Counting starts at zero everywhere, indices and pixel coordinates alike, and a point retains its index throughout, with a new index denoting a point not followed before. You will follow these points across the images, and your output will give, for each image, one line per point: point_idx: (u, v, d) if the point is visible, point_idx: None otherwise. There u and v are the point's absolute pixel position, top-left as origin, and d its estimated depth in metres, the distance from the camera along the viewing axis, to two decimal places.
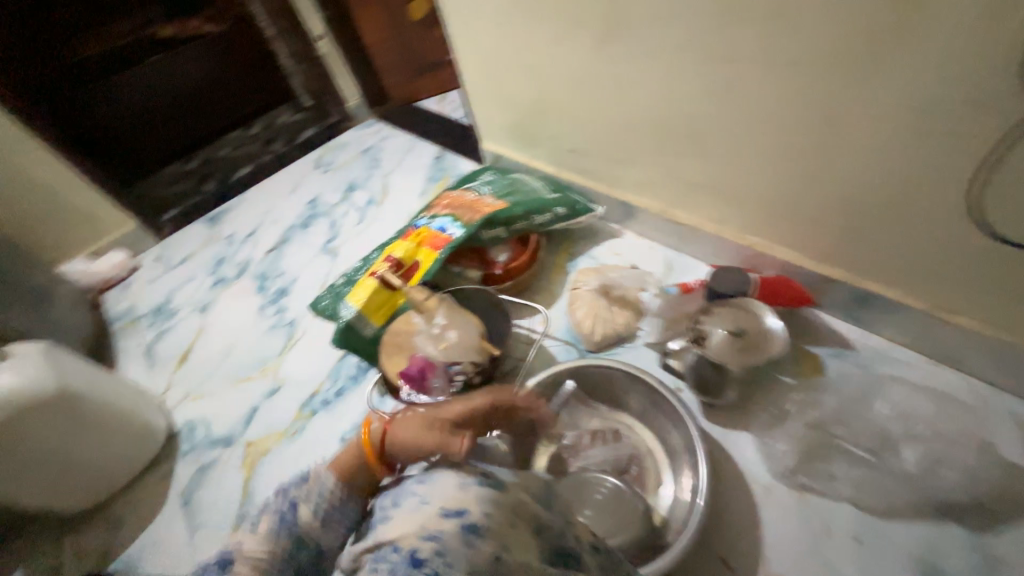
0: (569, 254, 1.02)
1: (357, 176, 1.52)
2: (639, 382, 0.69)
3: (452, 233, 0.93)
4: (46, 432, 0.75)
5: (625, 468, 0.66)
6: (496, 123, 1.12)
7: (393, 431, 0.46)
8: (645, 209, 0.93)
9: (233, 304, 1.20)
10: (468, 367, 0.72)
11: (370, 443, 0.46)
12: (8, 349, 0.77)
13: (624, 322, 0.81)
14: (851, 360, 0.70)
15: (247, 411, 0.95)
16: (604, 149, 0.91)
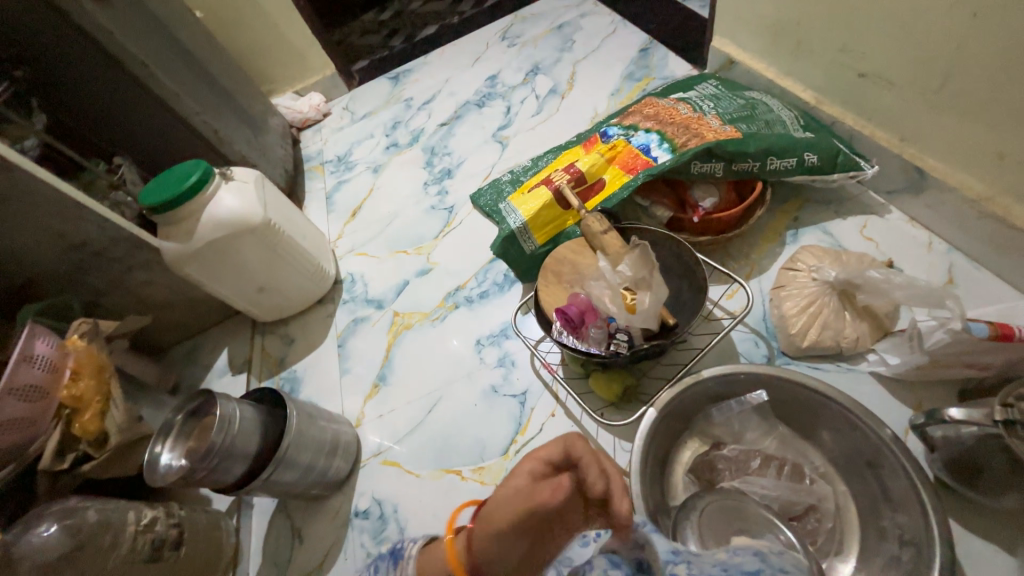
0: (792, 218, 0.77)
1: (544, 56, 1.33)
2: (859, 425, 0.52)
3: (656, 157, 0.75)
4: (253, 252, 0.85)
5: (797, 515, 0.52)
6: (750, 14, 0.83)
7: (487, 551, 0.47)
8: (950, 186, 0.63)
9: (402, 174, 1.22)
10: (636, 331, 0.61)
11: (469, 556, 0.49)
12: (231, 171, 0.86)
13: (854, 337, 0.60)
14: None
15: (400, 283, 0.99)
16: (930, 84, 0.60)
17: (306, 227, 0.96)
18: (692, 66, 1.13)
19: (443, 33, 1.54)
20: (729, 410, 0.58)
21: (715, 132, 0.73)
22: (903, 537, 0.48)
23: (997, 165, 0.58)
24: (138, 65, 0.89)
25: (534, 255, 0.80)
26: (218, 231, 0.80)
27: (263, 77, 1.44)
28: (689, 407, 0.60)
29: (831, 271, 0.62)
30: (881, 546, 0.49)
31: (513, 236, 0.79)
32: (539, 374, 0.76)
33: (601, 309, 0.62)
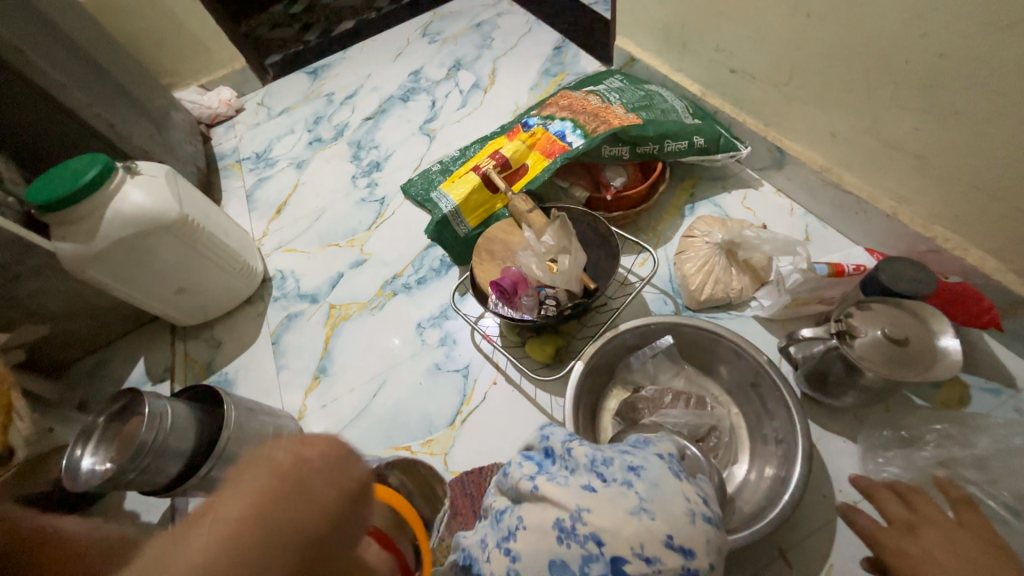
0: (689, 194, 0.89)
1: (465, 52, 1.37)
2: (743, 357, 0.63)
3: (571, 142, 0.83)
4: (168, 250, 0.80)
5: (702, 436, 0.62)
6: (643, 17, 0.94)
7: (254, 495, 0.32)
8: (802, 161, 0.78)
9: (328, 168, 1.20)
10: (561, 294, 0.68)
11: None
12: (137, 165, 0.80)
13: (739, 288, 0.72)
14: (1009, 403, 0.59)
15: (333, 276, 0.98)
16: (781, 77, 0.74)
17: (228, 224, 0.92)
18: (602, 63, 1.23)
19: (361, 28, 1.53)
20: (644, 356, 0.68)
21: (619, 119, 0.83)
22: (777, 439, 0.59)
23: (831, 141, 0.72)
24: (12, 52, 0.80)
25: (467, 237, 0.85)
26: (126, 229, 0.75)
27: (162, 69, 1.33)
28: (612, 357, 0.68)
29: (718, 234, 0.73)
30: (763, 450, 0.60)
31: (445, 220, 0.83)
32: (479, 348, 0.81)
33: (531, 278, 0.69)
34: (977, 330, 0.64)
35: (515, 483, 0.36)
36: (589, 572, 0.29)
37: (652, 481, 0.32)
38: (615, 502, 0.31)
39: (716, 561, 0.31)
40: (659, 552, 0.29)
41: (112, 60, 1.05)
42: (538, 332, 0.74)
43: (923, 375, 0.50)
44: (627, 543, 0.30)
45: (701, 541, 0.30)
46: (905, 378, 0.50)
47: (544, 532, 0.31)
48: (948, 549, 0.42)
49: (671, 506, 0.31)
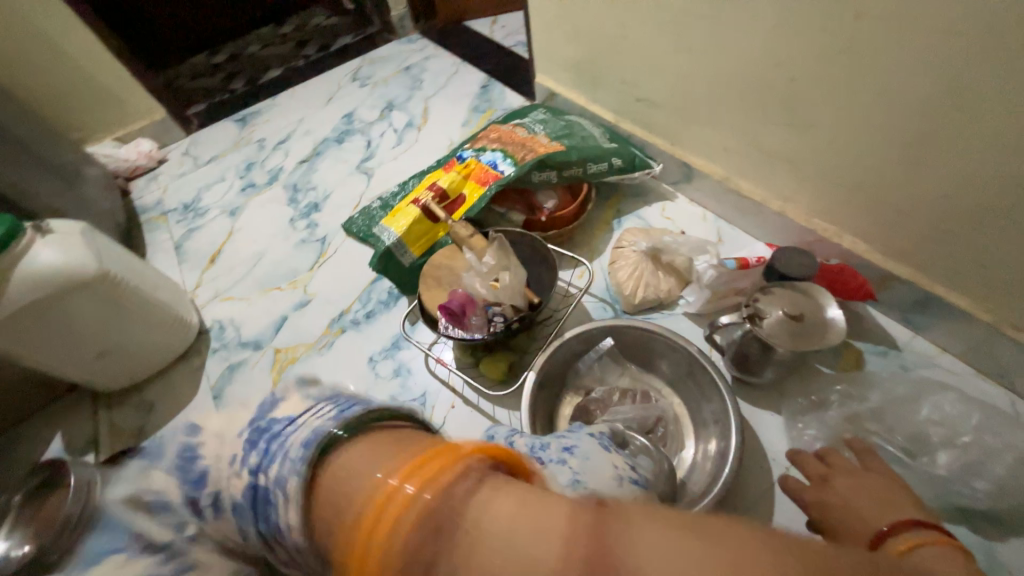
0: (616, 210, 0.98)
1: (395, 94, 1.43)
2: (676, 350, 0.69)
3: (503, 170, 0.89)
4: (89, 309, 0.76)
5: (651, 428, 0.67)
6: (556, 57, 1.04)
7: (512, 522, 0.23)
8: (705, 173, 0.89)
9: (263, 212, 1.18)
10: (507, 309, 0.72)
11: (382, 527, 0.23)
12: (48, 223, 0.75)
13: (667, 289, 0.79)
14: (894, 361, 0.71)
15: (276, 320, 0.96)
16: (678, 103, 0.85)
17: (156, 277, 0.87)
18: (526, 98, 1.34)
19: (289, 75, 1.55)
20: (590, 360, 0.72)
21: (545, 147, 0.90)
22: (715, 419, 0.65)
23: (725, 154, 0.84)
24: None
25: (413, 266, 0.87)
26: (39, 291, 0.70)
27: (70, 124, 1.26)
28: (562, 365, 0.72)
29: (643, 242, 0.81)
30: (705, 432, 0.66)
31: (389, 251, 0.85)
32: (435, 374, 0.82)
33: (478, 298, 0.72)
34: (862, 303, 0.75)
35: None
36: None
37: (585, 456, 0.38)
38: (554, 477, 0.35)
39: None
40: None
41: (12, 118, 0.99)
42: (490, 349, 0.78)
43: (819, 342, 0.58)
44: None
45: (629, 500, 0.36)
46: (807, 348, 0.58)
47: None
48: (855, 492, 0.48)
49: (600, 473, 0.36)
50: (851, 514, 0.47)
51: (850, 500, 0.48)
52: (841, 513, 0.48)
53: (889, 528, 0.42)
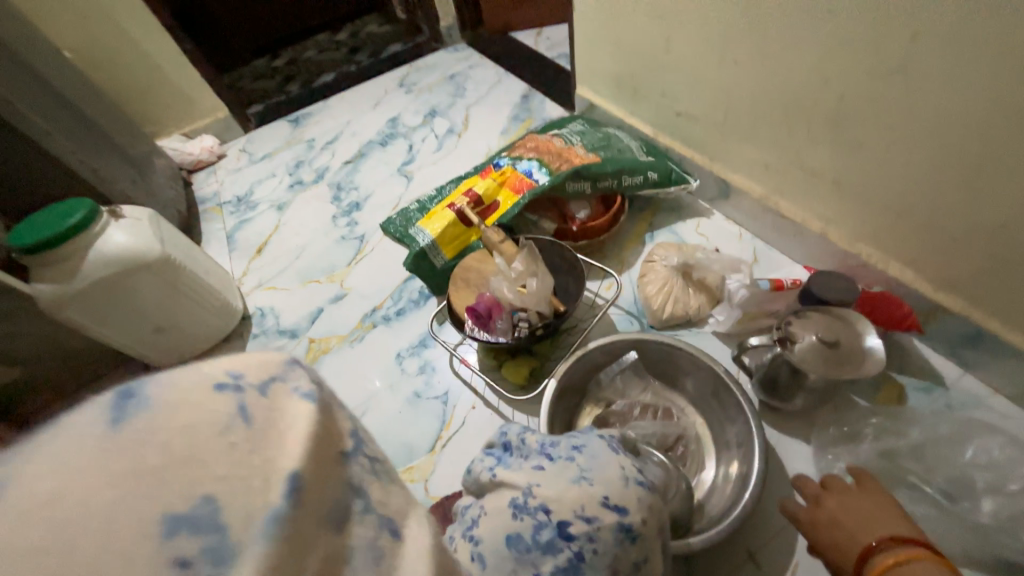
0: (649, 224, 0.98)
1: (439, 100, 1.48)
2: (703, 369, 0.68)
3: (538, 179, 0.90)
4: (149, 288, 0.82)
5: (671, 446, 0.66)
6: (598, 70, 1.06)
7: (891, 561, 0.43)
8: (743, 191, 0.87)
9: (308, 208, 1.24)
10: (533, 315, 0.73)
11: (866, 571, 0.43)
12: (121, 208, 0.83)
13: (697, 306, 0.78)
14: (940, 399, 0.66)
15: (313, 310, 1.01)
16: (718, 118, 0.84)
17: (208, 263, 0.94)
18: (565, 108, 1.35)
19: (341, 80, 1.63)
20: (613, 372, 0.72)
21: (580, 159, 0.91)
22: (738, 442, 0.63)
23: (765, 173, 0.82)
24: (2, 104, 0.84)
25: (444, 267, 0.89)
26: (107, 269, 0.77)
27: (145, 119, 1.37)
28: (585, 375, 0.72)
29: (674, 258, 0.80)
30: (727, 455, 0.65)
31: (423, 251, 0.88)
32: (458, 375, 0.84)
33: (506, 303, 0.73)
34: (906, 334, 0.72)
35: (479, 477, 0.41)
36: (540, 538, 0.34)
37: (592, 455, 0.38)
38: (561, 473, 0.37)
39: (649, 517, 0.36)
40: (598, 511, 0.34)
41: (97, 110, 1.09)
42: (515, 354, 0.79)
43: (854, 373, 0.56)
44: (570, 506, 0.34)
45: (633, 500, 0.36)
46: (840, 377, 0.56)
47: (502, 513, 0.36)
48: (847, 510, 0.49)
49: (607, 472, 0.37)
50: (842, 531, 0.48)
51: (842, 518, 0.49)
52: (833, 531, 0.49)
53: (879, 545, 0.44)
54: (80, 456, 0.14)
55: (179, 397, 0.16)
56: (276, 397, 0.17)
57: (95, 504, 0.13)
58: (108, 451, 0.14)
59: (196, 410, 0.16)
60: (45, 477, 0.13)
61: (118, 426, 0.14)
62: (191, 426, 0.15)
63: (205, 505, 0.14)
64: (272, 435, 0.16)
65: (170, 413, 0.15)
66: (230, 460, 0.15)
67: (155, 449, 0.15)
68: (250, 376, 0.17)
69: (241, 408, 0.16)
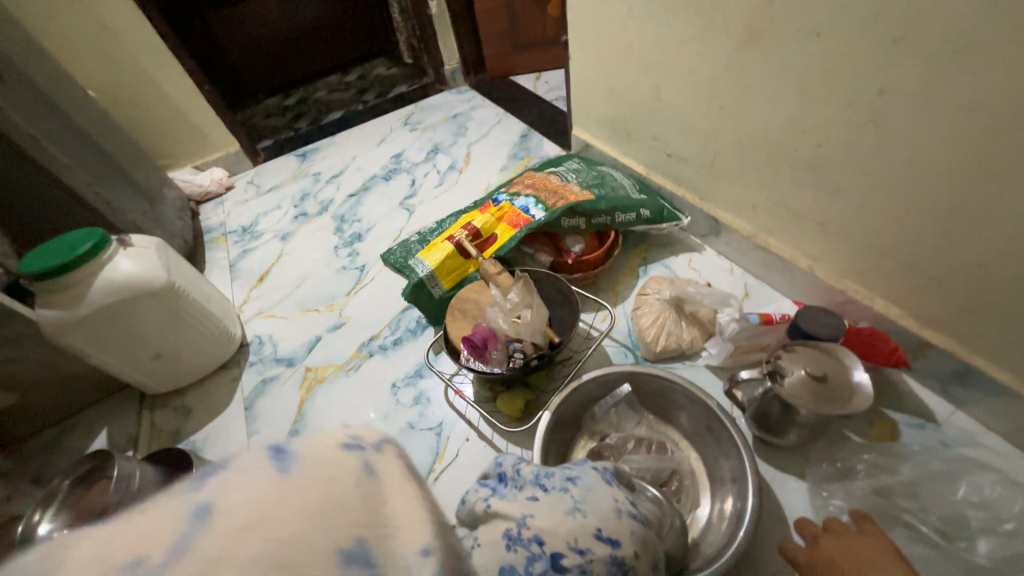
0: (642, 258, 1.00)
1: (442, 139, 1.55)
2: (696, 403, 0.68)
3: (534, 214, 0.94)
4: (150, 316, 0.83)
5: (665, 481, 0.66)
6: (593, 114, 1.11)
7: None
8: (732, 228, 0.90)
9: (312, 239, 1.27)
10: (528, 346, 0.74)
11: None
12: (129, 238, 0.86)
13: (690, 339, 0.79)
14: (933, 435, 0.67)
15: (312, 339, 1.02)
16: (706, 160, 0.88)
17: (211, 290, 0.96)
18: (562, 148, 1.41)
19: (349, 118, 1.71)
20: (607, 405, 0.73)
21: (576, 195, 0.95)
22: (732, 477, 0.63)
23: (753, 212, 0.85)
24: (25, 138, 0.88)
25: (441, 298, 0.91)
26: (112, 296, 0.78)
27: (158, 152, 1.43)
28: (579, 408, 0.73)
29: (666, 292, 0.82)
30: (721, 491, 0.64)
31: (421, 282, 0.90)
32: (453, 406, 0.84)
33: (501, 334, 0.74)
34: (896, 370, 0.72)
35: (471, 507, 0.41)
36: (533, 570, 0.33)
37: (586, 487, 0.39)
38: (555, 506, 0.37)
39: (640, 551, 0.36)
40: (591, 543, 0.35)
41: (114, 144, 1.14)
42: (509, 385, 0.79)
43: (843, 409, 0.57)
44: (564, 538, 0.35)
45: (626, 533, 0.36)
46: (830, 412, 0.57)
47: (496, 544, 0.35)
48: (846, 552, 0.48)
49: (600, 505, 0.37)
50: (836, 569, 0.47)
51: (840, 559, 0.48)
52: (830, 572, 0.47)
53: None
54: (259, 492, 0.16)
55: (322, 452, 0.19)
56: (389, 456, 0.20)
57: (282, 535, 0.16)
58: (281, 490, 0.17)
59: (338, 462, 0.19)
60: (240, 509, 0.16)
61: (284, 470, 0.17)
62: (336, 476, 0.18)
63: (362, 545, 0.17)
64: (398, 489, 0.19)
65: (320, 464, 0.18)
66: (369, 509, 0.18)
67: (316, 492, 0.17)
68: (368, 437, 0.21)
69: (368, 464, 0.19)
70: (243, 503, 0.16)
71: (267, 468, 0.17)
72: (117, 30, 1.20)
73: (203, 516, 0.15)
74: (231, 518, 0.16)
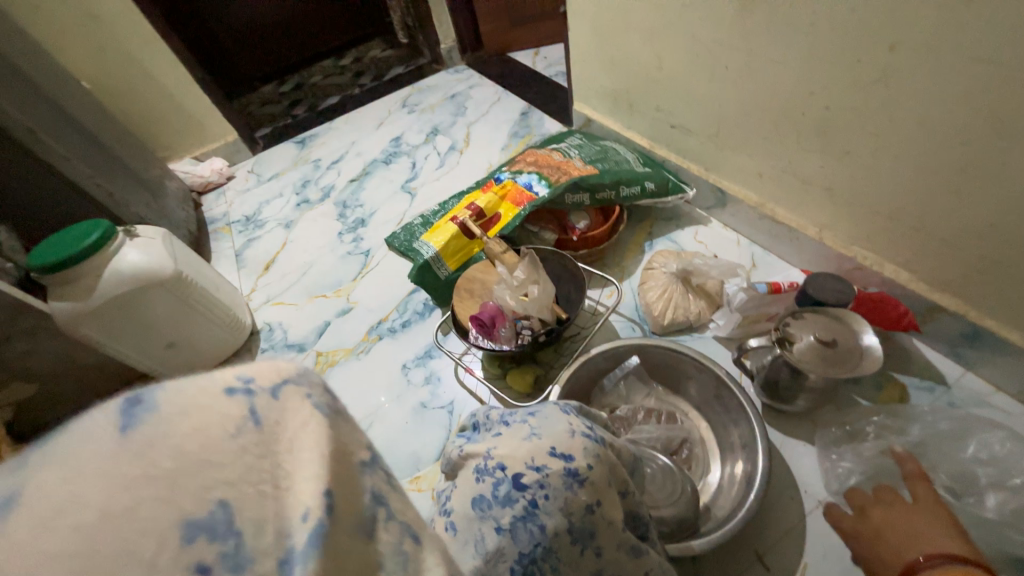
0: (648, 233, 1.00)
1: (441, 120, 1.53)
2: (705, 373, 0.68)
3: (538, 192, 0.93)
4: (162, 306, 0.84)
5: (675, 449, 0.67)
6: (594, 87, 1.09)
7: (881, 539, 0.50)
8: (739, 199, 0.89)
9: (315, 227, 1.27)
10: (535, 323, 0.74)
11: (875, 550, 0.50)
12: (135, 229, 0.86)
13: (697, 311, 0.79)
14: (942, 398, 0.67)
15: (320, 324, 1.03)
16: (712, 130, 0.87)
17: (217, 278, 0.96)
18: (564, 124, 1.39)
19: (346, 103, 1.69)
20: (616, 377, 0.74)
21: (579, 171, 0.94)
22: (742, 443, 0.63)
23: (759, 180, 0.84)
24: (25, 132, 0.88)
25: (448, 279, 0.92)
26: (123, 286, 0.79)
27: (158, 143, 1.42)
28: (588, 381, 0.73)
29: (673, 265, 0.82)
30: (731, 457, 0.65)
31: (427, 263, 0.90)
32: (463, 384, 0.85)
33: (508, 312, 0.75)
34: (905, 334, 0.72)
35: (450, 457, 0.44)
36: (498, 493, 0.36)
37: (544, 417, 0.41)
38: (515, 435, 0.39)
39: (598, 464, 0.37)
40: (545, 460, 0.36)
41: (114, 138, 1.14)
42: (518, 362, 0.80)
43: (854, 372, 0.57)
44: (521, 459, 0.36)
45: (579, 448, 0.37)
46: (839, 376, 0.57)
47: (468, 480, 0.39)
48: (893, 525, 0.50)
49: (554, 428, 0.39)
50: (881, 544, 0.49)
51: (885, 530, 0.50)
52: (878, 545, 0.50)
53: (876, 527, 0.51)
54: (86, 465, 0.14)
55: (189, 402, 0.16)
56: (287, 399, 0.18)
57: (114, 507, 0.14)
58: (115, 458, 0.14)
59: (209, 413, 0.16)
60: (58, 490, 0.13)
61: (125, 433, 0.15)
62: (201, 430, 0.16)
63: (218, 512, 0.15)
64: (285, 443, 0.17)
65: (182, 417, 0.16)
66: (241, 466, 0.16)
67: (163, 455, 0.15)
68: (260, 381, 0.18)
69: (253, 412, 0.17)
70: (58, 480, 0.13)
71: (104, 432, 0.15)
72: (108, 20, 1.18)
73: (2, 504, 0.13)
74: (45, 501, 0.13)
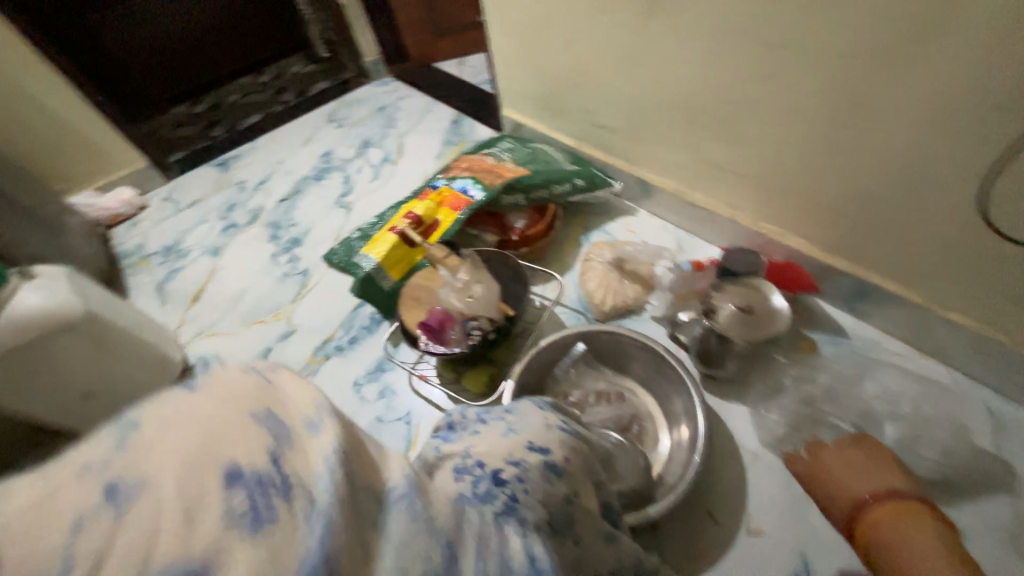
0: (583, 228, 1.05)
1: (373, 133, 1.51)
2: (646, 352, 0.73)
3: (473, 195, 0.95)
4: (74, 350, 0.77)
5: (627, 427, 0.71)
6: (520, 93, 1.13)
7: (830, 473, 0.59)
8: (661, 189, 0.96)
9: (246, 250, 1.21)
10: (484, 322, 0.76)
11: (827, 487, 0.58)
12: (32, 268, 0.77)
13: (634, 295, 0.85)
14: (846, 348, 0.75)
15: (261, 351, 0.98)
16: (632, 127, 0.93)
17: (138, 316, 0.89)
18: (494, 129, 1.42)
19: (269, 120, 1.63)
20: (565, 365, 0.76)
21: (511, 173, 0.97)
22: (685, 414, 0.69)
23: (677, 170, 0.91)
24: None
25: (393, 290, 0.91)
26: (21, 334, 0.71)
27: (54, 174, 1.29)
28: (541, 375, 0.76)
29: (608, 254, 0.88)
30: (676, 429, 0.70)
31: (368, 275, 0.88)
32: (419, 393, 0.84)
33: (458, 314, 0.76)
34: (810, 295, 0.81)
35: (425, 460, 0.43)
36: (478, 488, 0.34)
37: (521, 414, 0.42)
38: (493, 432, 0.40)
39: (573, 456, 0.40)
40: (524, 454, 0.37)
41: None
42: (472, 364, 0.82)
43: (771, 331, 0.64)
44: (500, 456, 0.36)
45: (556, 442, 0.39)
46: (758, 338, 0.64)
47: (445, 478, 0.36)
48: (843, 464, 0.58)
49: (532, 424, 0.41)
50: (846, 483, 0.57)
51: (838, 474, 0.58)
52: (831, 483, 0.58)
53: (823, 463, 0.60)
54: (179, 405, 0.21)
55: (223, 375, 0.23)
56: (280, 372, 0.25)
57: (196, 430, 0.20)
58: (187, 401, 0.22)
59: (234, 379, 0.23)
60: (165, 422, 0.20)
61: (192, 388, 0.23)
62: (234, 381, 0.23)
63: (267, 414, 0.23)
64: (289, 383, 0.25)
65: (223, 381, 0.23)
66: (260, 395, 0.23)
67: (224, 392, 0.23)
68: (257, 365, 0.25)
69: (260, 374, 0.24)
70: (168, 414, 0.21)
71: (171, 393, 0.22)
72: None
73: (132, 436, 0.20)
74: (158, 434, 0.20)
